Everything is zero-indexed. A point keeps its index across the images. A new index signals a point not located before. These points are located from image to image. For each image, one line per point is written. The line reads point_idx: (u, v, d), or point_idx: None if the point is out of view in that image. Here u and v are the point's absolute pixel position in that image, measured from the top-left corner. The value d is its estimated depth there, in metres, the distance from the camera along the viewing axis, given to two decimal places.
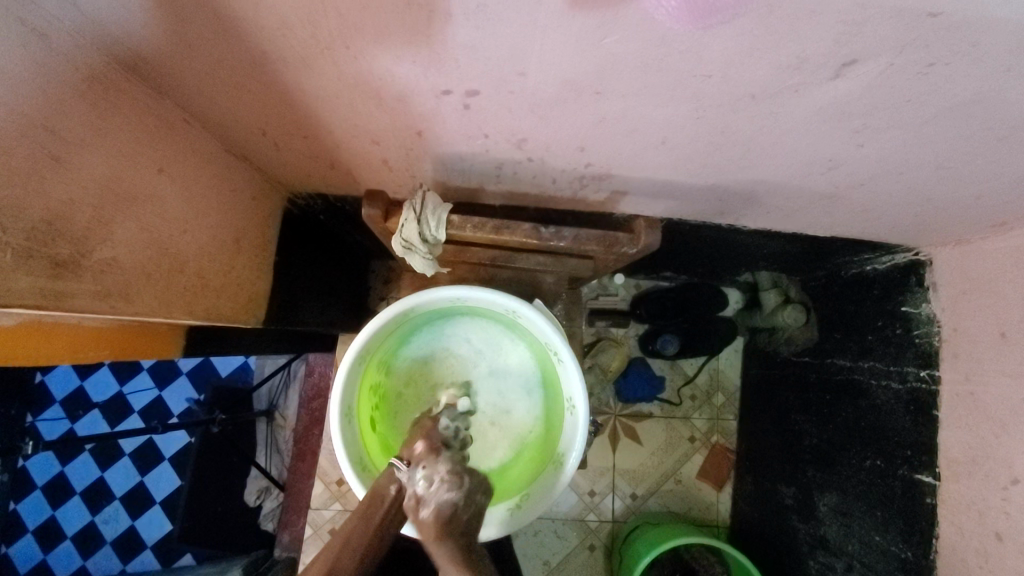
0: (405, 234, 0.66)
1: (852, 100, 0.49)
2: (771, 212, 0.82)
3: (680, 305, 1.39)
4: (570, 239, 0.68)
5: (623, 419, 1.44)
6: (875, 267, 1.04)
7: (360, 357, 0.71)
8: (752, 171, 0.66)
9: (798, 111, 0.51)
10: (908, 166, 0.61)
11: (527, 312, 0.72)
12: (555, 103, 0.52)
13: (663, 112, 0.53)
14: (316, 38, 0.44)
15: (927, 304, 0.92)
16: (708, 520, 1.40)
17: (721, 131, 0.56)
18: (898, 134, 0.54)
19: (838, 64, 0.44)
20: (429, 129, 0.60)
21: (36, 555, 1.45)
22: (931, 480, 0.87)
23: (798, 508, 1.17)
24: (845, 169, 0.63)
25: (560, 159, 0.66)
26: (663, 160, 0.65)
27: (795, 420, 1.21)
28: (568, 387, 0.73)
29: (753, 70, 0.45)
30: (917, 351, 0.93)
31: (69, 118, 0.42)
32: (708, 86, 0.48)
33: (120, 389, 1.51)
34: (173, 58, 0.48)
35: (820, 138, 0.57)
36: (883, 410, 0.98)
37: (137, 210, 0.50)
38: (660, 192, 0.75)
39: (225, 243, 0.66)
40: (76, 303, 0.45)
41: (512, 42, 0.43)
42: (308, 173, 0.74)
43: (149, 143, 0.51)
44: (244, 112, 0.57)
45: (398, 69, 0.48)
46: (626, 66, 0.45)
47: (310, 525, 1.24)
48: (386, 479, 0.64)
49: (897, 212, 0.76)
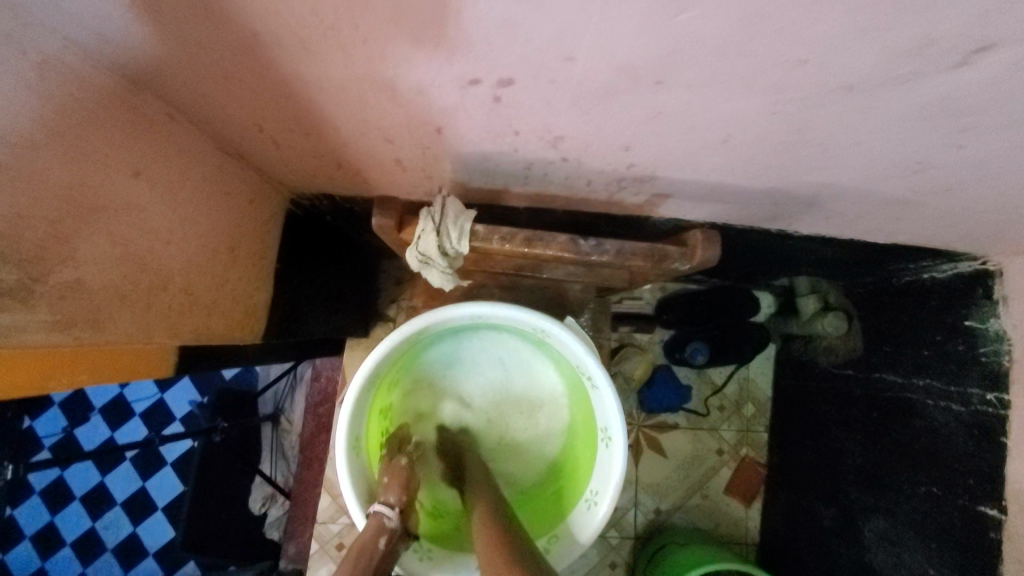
0: (421, 247, 0.58)
1: (973, 93, 0.40)
2: (830, 217, 0.73)
3: (710, 310, 1.30)
4: (613, 253, 0.60)
5: (647, 430, 1.36)
6: (933, 276, 0.94)
7: (370, 381, 0.63)
8: (821, 174, 0.57)
9: (900, 106, 0.42)
10: (1013, 170, 0.51)
11: (557, 331, 0.64)
12: (603, 95, 0.43)
13: (733, 107, 0.44)
14: (316, 15, 0.35)
15: (997, 320, 0.83)
16: (737, 538, 1.32)
17: (798, 129, 0.47)
18: (1014, 135, 0.45)
19: (971, 49, 0.35)
20: (450, 126, 0.51)
21: (36, 563, 1.39)
22: (997, 514, 0.79)
23: (839, 531, 1.08)
24: (934, 173, 0.54)
25: (600, 160, 0.57)
26: (719, 161, 0.56)
27: (835, 436, 1.13)
28: (603, 415, 0.65)
29: (859, 55, 0.36)
30: (984, 371, 0.84)
31: (14, 116, 0.34)
32: (798, 74, 0.39)
33: (121, 393, 1.44)
34: (148, 40, 0.39)
35: (916, 138, 0.47)
36: (942, 435, 0.89)
37: (108, 222, 0.42)
38: (708, 195, 0.66)
39: (218, 252, 0.59)
40: (29, 338, 0.37)
41: (560, 19, 0.34)
42: (313, 173, 0.66)
43: (122, 143, 0.43)
44: (235, 104, 0.49)
45: (416, 54, 0.39)
46: (700, 50, 0.36)
47: (317, 539, 1.15)
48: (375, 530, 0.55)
49: (981, 220, 0.66)
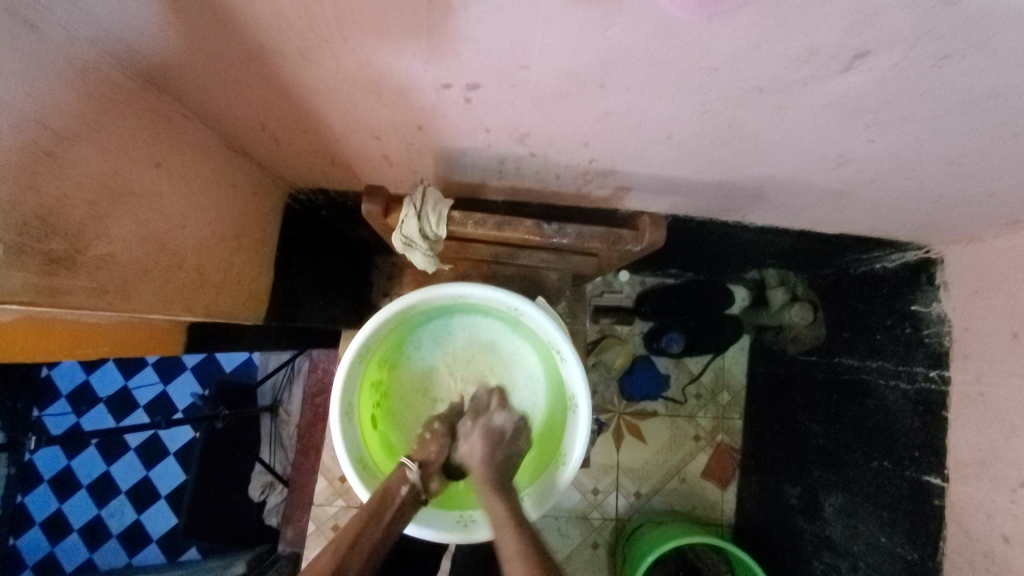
0: (405, 231, 0.65)
1: (862, 95, 0.47)
2: (778, 209, 0.80)
3: (686, 302, 1.37)
4: (573, 236, 0.67)
5: (628, 417, 1.43)
6: (886, 265, 1.02)
7: (360, 354, 0.70)
8: (760, 167, 0.65)
9: (808, 106, 0.50)
10: (919, 162, 0.59)
11: (528, 310, 0.71)
12: (558, 97, 0.51)
13: (669, 107, 0.52)
14: (313, 30, 0.43)
15: (938, 304, 0.90)
16: (713, 519, 1.39)
17: (729, 126, 0.55)
18: (910, 130, 0.53)
19: (849, 57, 0.42)
20: (429, 124, 0.59)
21: (43, 547, 1.45)
22: (940, 482, 0.86)
23: (804, 507, 1.15)
24: (854, 166, 0.62)
25: (564, 154, 0.65)
26: (668, 155, 0.63)
27: (801, 419, 1.20)
28: (571, 386, 0.72)
29: (761, 62, 0.44)
30: (927, 351, 0.91)
31: (63, 113, 0.41)
32: (715, 79, 0.46)
33: (125, 383, 1.51)
34: (172, 53, 0.47)
35: (828, 134, 0.55)
36: (891, 410, 0.96)
37: (133, 205, 0.49)
38: (665, 188, 0.74)
39: (226, 238, 0.66)
40: (72, 299, 0.44)
41: (513, 34, 0.41)
42: (310, 168, 0.74)
43: (147, 138, 0.51)
44: (243, 107, 0.57)
45: (397, 63, 0.47)
46: (631, 58, 0.44)
47: (314, 520, 1.24)
48: (397, 479, 0.69)
49: (910, 210, 0.74)
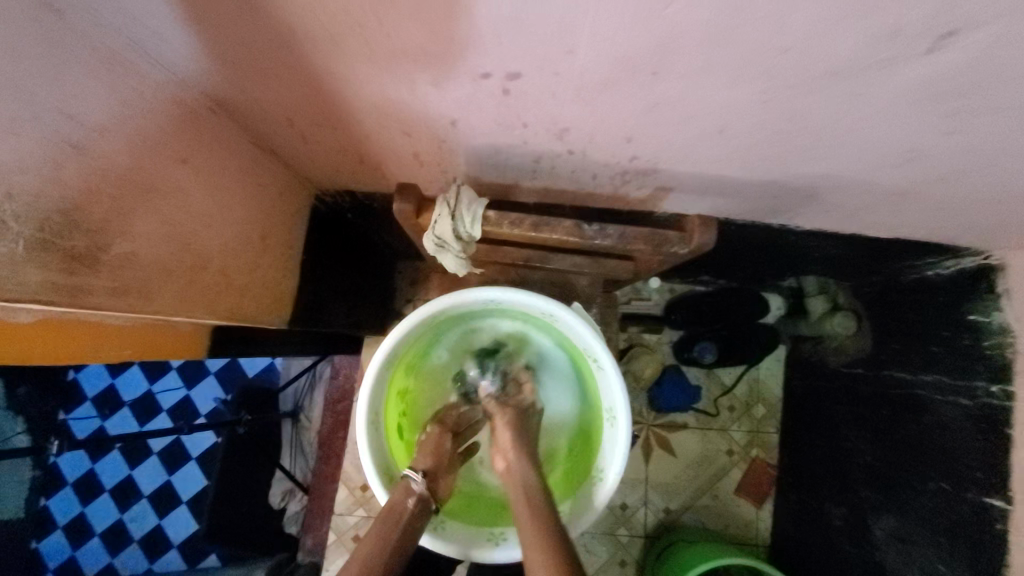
0: (438, 231, 0.63)
1: (945, 79, 0.43)
2: (830, 210, 0.75)
3: (718, 310, 1.32)
4: (615, 237, 0.64)
5: (657, 430, 1.38)
6: (938, 273, 0.95)
7: (388, 360, 0.67)
8: (815, 164, 0.60)
9: (881, 93, 0.46)
10: (999, 157, 0.54)
11: (564, 315, 0.67)
12: (604, 86, 0.47)
13: (724, 96, 0.48)
14: (348, 14, 0.40)
15: (1000, 312, 0.84)
16: (747, 539, 1.32)
17: (788, 117, 0.51)
18: (994, 120, 0.48)
19: (937, 35, 0.38)
20: (463, 118, 0.56)
21: (66, 551, 1.44)
22: (1002, 505, 0.80)
23: (850, 530, 1.08)
24: (923, 162, 0.57)
25: (604, 152, 0.61)
26: (717, 151, 0.59)
27: (845, 435, 1.13)
28: (609, 396, 0.68)
29: (835, 42, 0.39)
30: (989, 364, 0.85)
31: (87, 102, 0.39)
32: (780, 62, 0.42)
33: (149, 388, 1.51)
34: (200, 42, 0.45)
35: (899, 126, 0.51)
36: (949, 428, 0.90)
37: (159, 202, 0.47)
38: (709, 188, 0.70)
39: (252, 239, 0.64)
40: (92, 300, 0.42)
41: (561, 13, 0.38)
42: (337, 168, 0.71)
43: (175, 133, 0.49)
44: (271, 101, 0.55)
45: (434, 49, 0.44)
46: (689, 40, 0.40)
47: (335, 531, 1.22)
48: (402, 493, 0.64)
49: (979, 211, 0.68)
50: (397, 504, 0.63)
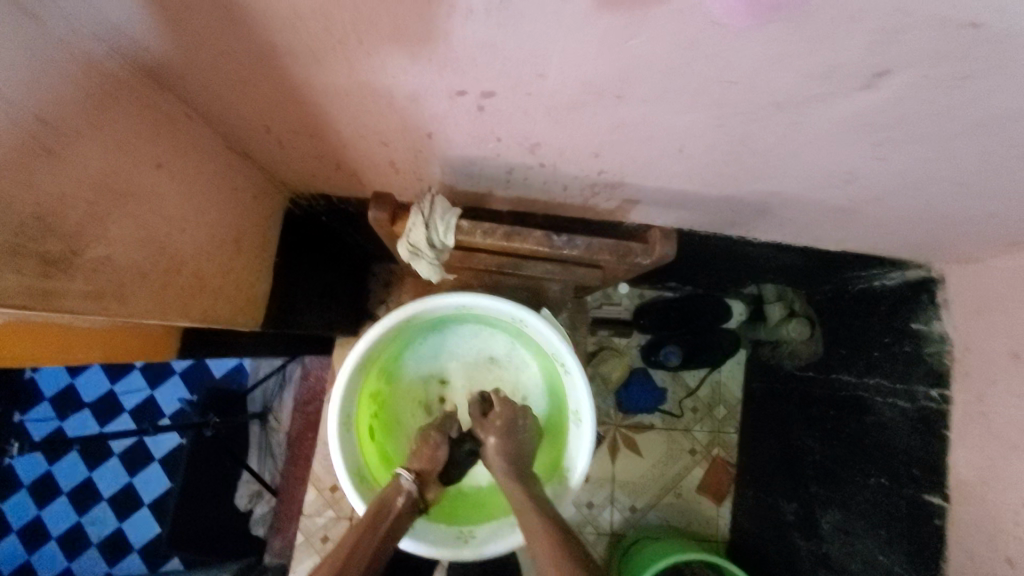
0: (412, 239, 0.65)
1: (878, 113, 0.47)
2: (784, 224, 0.80)
3: (683, 316, 1.37)
4: (583, 248, 0.67)
5: (624, 430, 1.42)
6: (885, 282, 1.01)
7: (360, 364, 0.69)
8: (769, 183, 0.65)
9: (823, 123, 0.50)
10: (930, 181, 0.59)
11: (533, 321, 0.70)
12: (573, 107, 0.50)
13: (684, 120, 0.51)
14: (329, 33, 0.42)
15: (939, 321, 0.91)
16: (708, 535, 1.38)
17: (743, 141, 0.55)
18: (924, 149, 0.52)
19: (869, 75, 0.42)
20: (440, 131, 0.58)
21: (21, 556, 1.40)
22: (941, 502, 0.86)
23: (800, 524, 1.14)
24: (864, 184, 0.62)
25: (573, 165, 0.64)
26: (678, 168, 0.63)
27: (798, 435, 1.19)
28: (575, 399, 0.71)
29: (781, 77, 0.43)
30: (927, 369, 0.91)
31: (64, 109, 0.40)
32: (733, 93, 0.46)
33: (111, 388, 1.47)
34: (180, 51, 0.46)
35: (843, 151, 0.55)
36: (890, 429, 0.96)
37: (133, 206, 0.48)
38: (673, 202, 0.74)
39: (225, 242, 0.64)
40: (66, 304, 0.42)
41: (532, 42, 0.41)
42: (313, 173, 0.72)
43: (149, 138, 0.49)
44: (249, 109, 0.56)
45: (413, 68, 0.46)
46: (650, 70, 0.43)
47: (303, 533, 1.21)
48: (392, 492, 0.66)
49: (916, 228, 0.74)
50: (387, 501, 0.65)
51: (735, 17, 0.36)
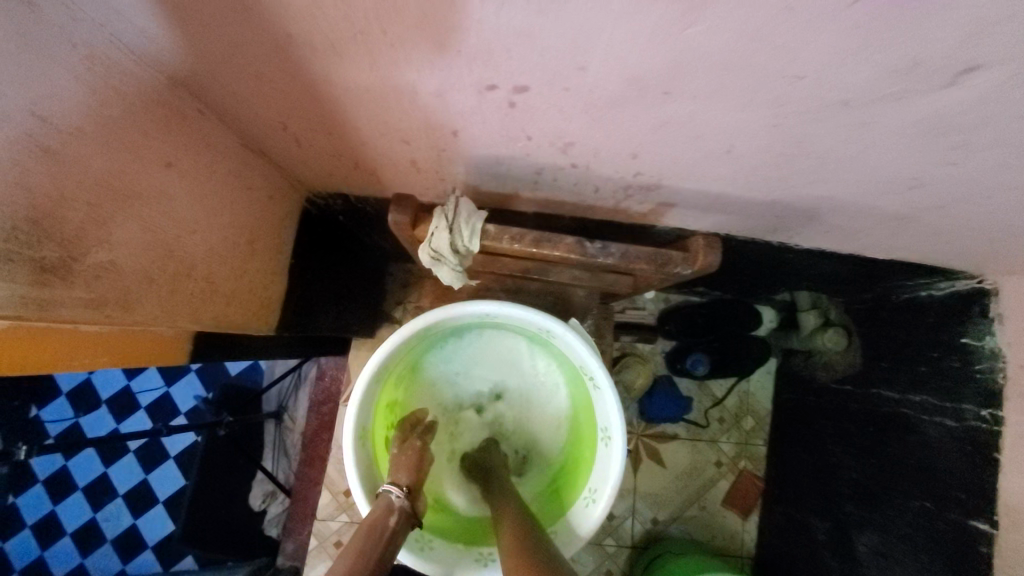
0: (435, 244, 0.61)
1: (961, 112, 0.42)
2: (830, 231, 0.74)
3: (710, 322, 1.32)
4: (618, 256, 0.62)
5: (646, 440, 1.37)
6: (932, 293, 0.95)
7: (378, 375, 0.65)
8: (821, 187, 0.59)
9: (895, 123, 0.45)
10: (1004, 189, 0.53)
11: (561, 332, 0.65)
12: (613, 104, 0.46)
13: (736, 119, 0.46)
14: (349, 21, 0.38)
15: (992, 337, 0.84)
16: (733, 550, 1.32)
17: (798, 142, 0.50)
18: (1006, 153, 0.47)
19: (959, 70, 0.37)
20: (465, 129, 0.54)
21: (34, 552, 1.39)
22: (988, 528, 0.79)
23: (833, 545, 1.09)
24: (929, 190, 0.56)
25: (608, 167, 0.60)
26: (722, 170, 0.58)
27: (831, 451, 1.13)
28: (604, 416, 0.67)
29: (854, 72, 0.38)
30: (977, 387, 0.85)
31: (64, 104, 0.37)
32: (797, 89, 0.41)
33: (128, 384, 1.47)
34: (190, 41, 0.42)
35: (911, 154, 0.50)
36: (933, 449, 0.90)
37: (140, 208, 0.44)
38: (711, 205, 0.68)
39: (239, 244, 0.61)
40: (64, 313, 0.39)
41: (573, 31, 0.36)
42: (331, 172, 0.69)
43: (157, 134, 0.46)
44: (264, 104, 0.52)
45: (438, 60, 0.42)
46: (705, 63, 0.39)
47: (315, 537, 1.19)
48: (383, 511, 0.58)
49: (979, 239, 0.67)
50: (379, 522, 0.57)
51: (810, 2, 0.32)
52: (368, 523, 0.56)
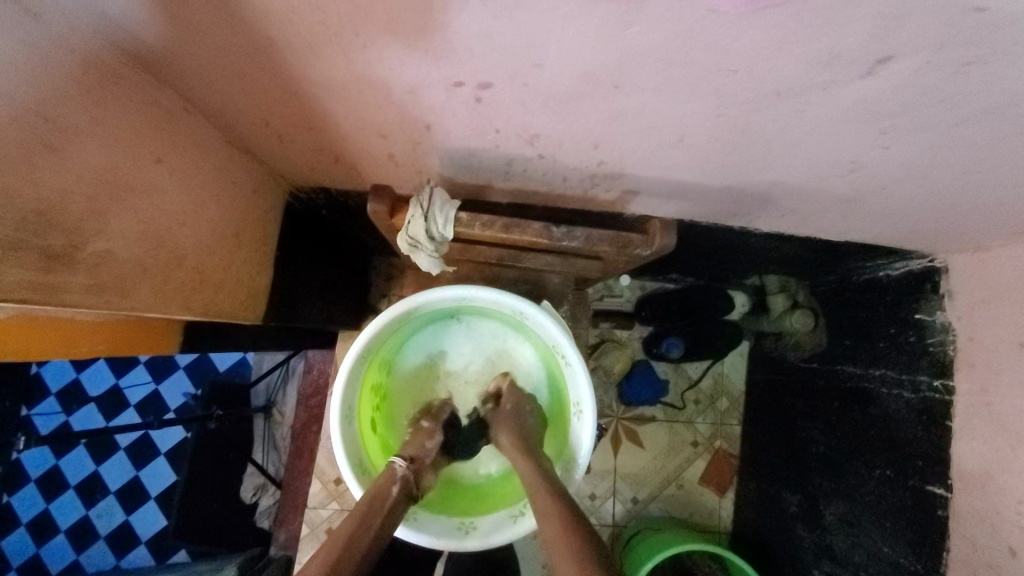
0: (412, 232, 0.65)
1: (881, 100, 0.47)
2: (785, 214, 0.80)
3: (685, 308, 1.37)
4: (582, 239, 0.67)
5: (626, 423, 1.43)
6: (888, 273, 1.01)
7: (362, 357, 0.69)
8: (770, 172, 0.64)
9: (827, 110, 0.49)
10: (932, 169, 0.58)
11: (533, 312, 0.69)
12: (571, 97, 0.50)
13: (683, 110, 0.51)
14: (325, 24, 0.41)
15: (942, 312, 0.90)
16: (710, 526, 1.38)
17: (742, 130, 0.54)
18: (925, 137, 0.52)
19: (871, 61, 0.42)
20: (437, 123, 0.58)
21: (31, 549, 1.43)
22: (943, 492, 0.85)
23: (804, 516, 1.14)
24: (868, 172, 0.61)
25: (573, 156, 0.64)
26: (678, 158, 0.62)
27: (801, 426, 1.19)
28: (575, 390, 0.71)
29: (780, 65, 0.43)
30: (930, 359, 0.90)
31: (63, 104, 0.40)
32: (733, 81, 0.46)
33: (116, 382, 1.49)
34: (178, 46, 0.46)
35: (846, 140, 0.55)
36: (892, 419, 0.96)
37: (133, 200, 0.48)
38: (673, 192, 0.73)
39: (226, 236, 0.65)
40: (68, 298, 0.42)
41: (530, 32, 0.41)
42: (313, 167, 0.72)
43: (148, 132, 0.49)
44: (248, 103, 0.55)
45: (410, 59, 0.46)
46: (648, 59, 0.43)
47: (307, 524, 1.23)
48: (386, 482, 0.64)
49: (919, 218, 0.73)
50: (381, 491, 0.63)
51: (733, 5, 0.36)
52: (373, 491, 0.62)
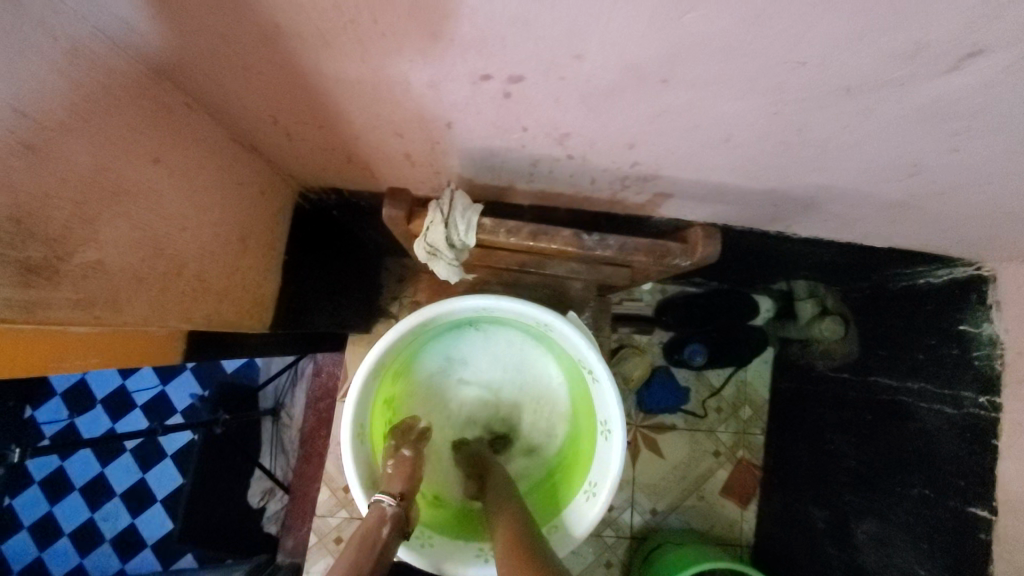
0: (431, 239, 0.60)
1: (966, 97, 0.41)
2: (828, 219, 0.74)
3: (708, 313, 1.32)
4: (615, 248, 0.62)
5: (645, 430, 1.37)
6: (929, 281, 0.95)
7: (375, 371, 0.65)
8: (821, 175, 0.59)
9: (899, 108, 0.44)
10: (1006, 173, 0.52)
11: (560, 325, 0.65)
12: (610, 92, 0.45)
13: (735, 107, 0.46)
14: (339, 9, 0.37)
15: (990, 324, 0.84)
16: (731, 540, 1.33)
17: (799, 129, 0.49)
18: (1008, 138, 0.46)
19: (964, 53, 0.36)
20: (459, 121, 0.53)
21: (32, 552, 1.40)
22: (987, 515, 0.80)
23: (833, 534, 1.09)
24: (931, 176, 0.56)
25: (605, 157, 0.59)
26: (721, 159, 0.57)
27: (829, 438, 1.13)
28: (603, 409, 0.66)
29: (855, 57, 0.38)
30: (976, 374, 0.85)
31: (45, 99, 0.36)
32: (797, 75, 0.40)
33: (123, 384, 1.45)
34: (174, 33, 0.41)
35: (914, 141, 0.49)
36: (933, 437, 0.90)
37: (128, 205, 0.44)
38: (709, 195, 0.68)
39: (230, 242, 0.60)
40: (52, 314, 0.38)
41: (572, 18, 0.36)
42: (323, 166, 0.68)
43: (144, 129, 0.45)
44: (254, 98, 0.51)
45: (432, 50, 0.41)
46: (703, 50, 0.38)
47: (315, 533, 1.20)
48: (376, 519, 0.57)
49: (978, 226, 0.67)
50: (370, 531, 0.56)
51: None
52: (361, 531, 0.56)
